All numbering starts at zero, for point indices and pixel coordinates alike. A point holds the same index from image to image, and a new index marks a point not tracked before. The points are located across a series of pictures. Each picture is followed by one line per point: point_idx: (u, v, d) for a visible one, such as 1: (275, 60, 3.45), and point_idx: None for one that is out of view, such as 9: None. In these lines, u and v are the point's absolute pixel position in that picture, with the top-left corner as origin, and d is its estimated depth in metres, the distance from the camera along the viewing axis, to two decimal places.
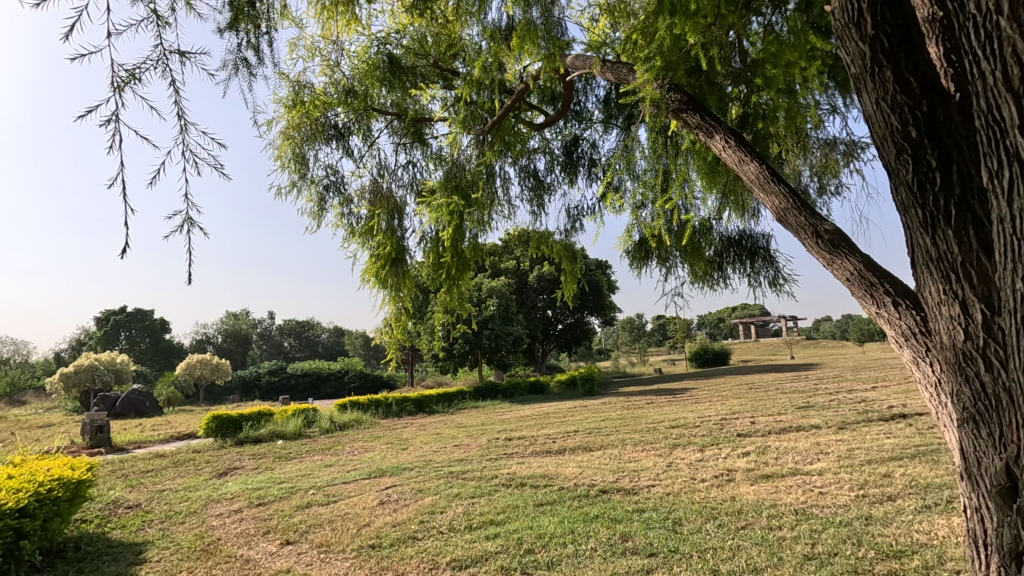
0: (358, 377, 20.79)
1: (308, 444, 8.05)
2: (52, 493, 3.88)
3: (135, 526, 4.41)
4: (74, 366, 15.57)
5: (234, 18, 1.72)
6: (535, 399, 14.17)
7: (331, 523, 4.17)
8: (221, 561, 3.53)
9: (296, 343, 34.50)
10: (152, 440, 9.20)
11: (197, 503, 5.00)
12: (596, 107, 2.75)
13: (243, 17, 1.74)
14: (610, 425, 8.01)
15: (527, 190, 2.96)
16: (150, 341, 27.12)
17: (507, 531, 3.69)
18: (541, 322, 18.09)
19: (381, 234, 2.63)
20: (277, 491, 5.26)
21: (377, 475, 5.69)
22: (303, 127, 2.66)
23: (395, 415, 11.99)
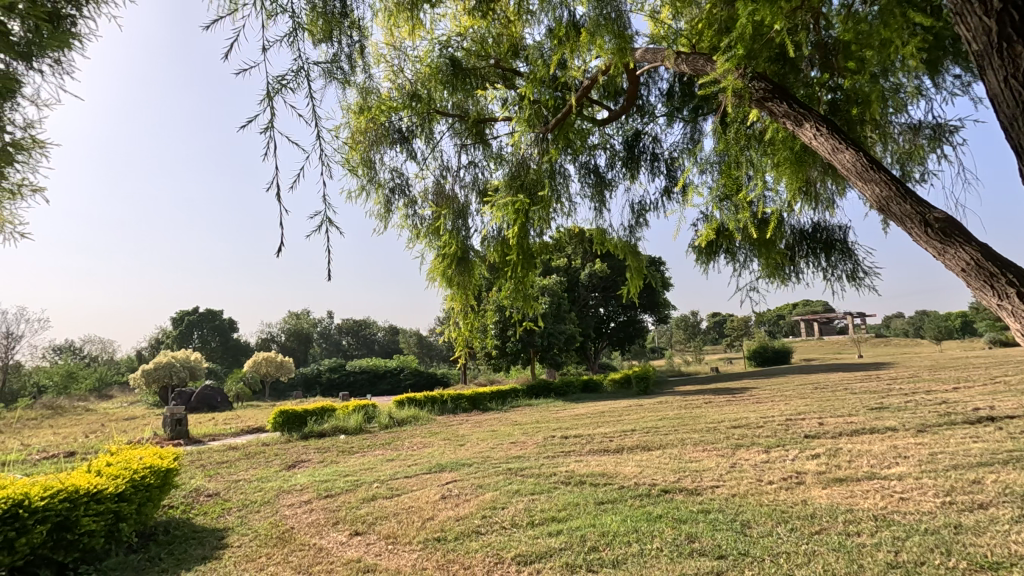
0: (413, 375, 21.30)
1: (369, 439, 8.31)
2: (145, 480, 4.19)
3: (216, 513, 4.69)
4: (154, 363, 16.71)
5: (328, 31, 1.79)
6: (589, 398, 14.07)
7: (396, 516, 4.29)
8: (296, 549, 3.70)
9: (353, 343, 35.66)
10: (225, 433, 9.75)
11: (270, 493, 5.26)
12: (659, 101, 2.68)
13: (338, 26, 1.82)
14: (669, 424, 7.85)
15: (588, 186, 2.95)
16: (220, 340, 28.71)
17: (570, 528, 3.69)
18: (594, 320, 17.95)
19: (447, 234, 2.69)
20: (343, 483, 5.47)
21: (438, 471, 5.80)
22: (368, 133, 2.72)
23: (450, 413, 12.19)
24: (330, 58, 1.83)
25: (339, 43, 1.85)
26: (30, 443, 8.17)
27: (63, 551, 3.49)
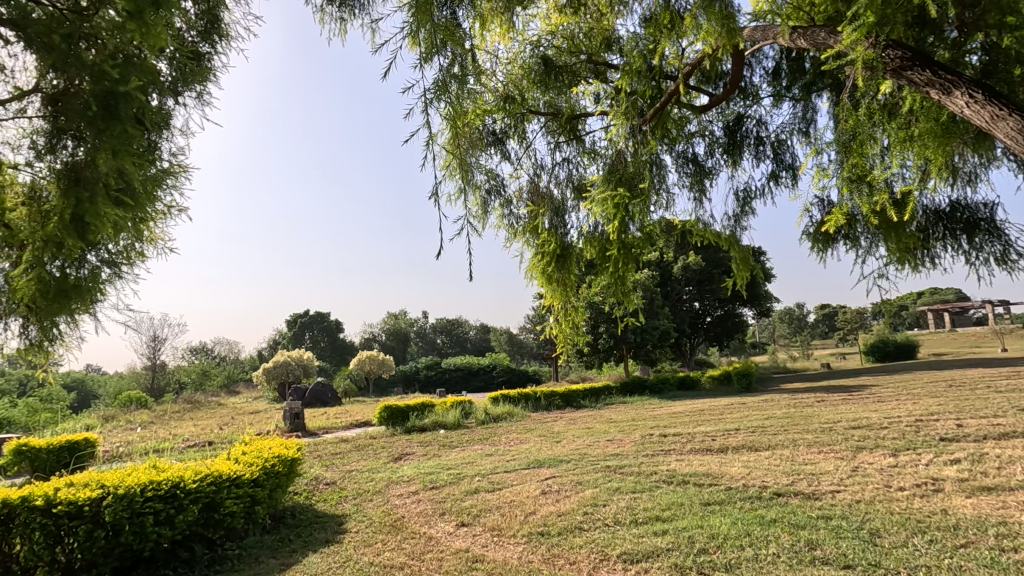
0: (506, 372, 21.74)
1: (468, 434, 8.57)
2: (275, 467, 4.63)
3: (334, 500, 5.07)
4: (274, 361, 18.37)
5: (441, 42, 1.87)
6: (687, 395, 13.57)
7: (499, 509, 4.40)
8: (408, 537, 3.91)
9: (448, 341, 36.99)
10: (336, 427, 10.48)
11: (381, 483, 5.60)
12: (764, 80, 2.53)
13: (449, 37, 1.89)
14: (777, 423, 7.38)
15: (686, 176, 2.84)
16: (328, 341, 30.92)
17: (676, 528, 3.59)
18: (689, 315, 17.31)
19: (545, 232, 2.70)
20: (447, 476, 5.69)
21: (536, 466, 5.88)
22: None
23: (544, 409, 12.26)
24: (442, 69, 1.90)
25: (446, 52, 1.92)
26: (177, 433, 9.27)
27: (212, 528, 3.94)
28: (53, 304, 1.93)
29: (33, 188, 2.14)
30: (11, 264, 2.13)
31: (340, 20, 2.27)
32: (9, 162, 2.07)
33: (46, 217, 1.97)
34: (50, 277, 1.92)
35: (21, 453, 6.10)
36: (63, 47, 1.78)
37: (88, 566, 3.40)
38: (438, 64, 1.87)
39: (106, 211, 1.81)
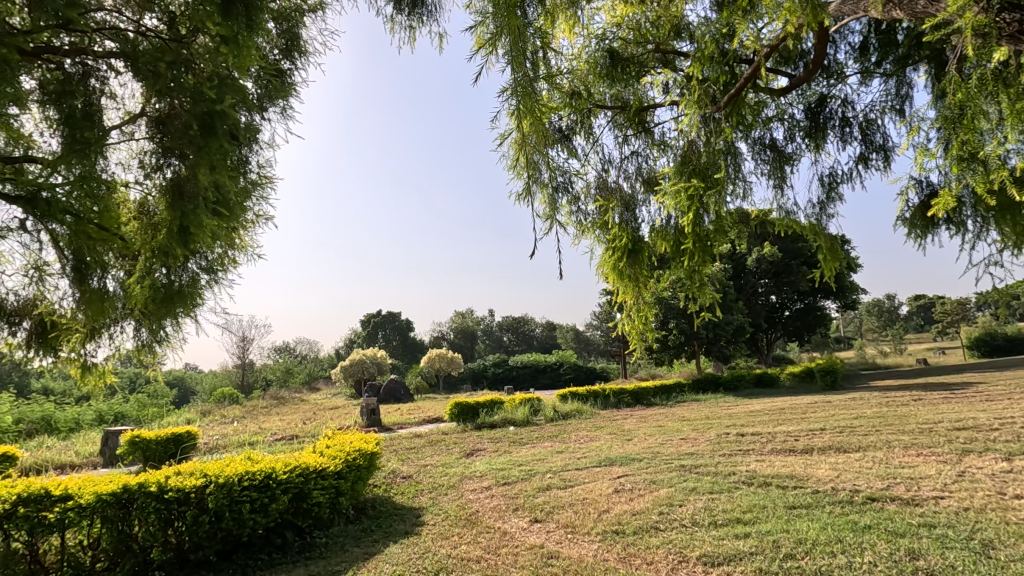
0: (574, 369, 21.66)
1: (537, 432, 8.62)
2: (356, 461, 4.87)
3: (411, 494, 5.26)
4: (350, 359, 19.24)
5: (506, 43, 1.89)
6: (765, 393, 12.95)
7: (572, 506, 4.39)
8: (484, 531, 3.99)
9: (515, 339, 37.32)
10: (410, 422, 10.85)
11: (455, 478, 5.75)
12: (850, 56, 2.37)
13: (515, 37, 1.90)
14: (868, 423, 6.89)
15: (764, 164, 2.71)
16: (399, 339, 31.98)
17: (759, 531, 3.44)
18: (765, 309, 16.52)
19: (615, 227, 2.67)
20: (519, 472, 5.74)
21: (608, 464, 5.82)
22: None
23: (613, 407, 12.11)
24: (508, 70, 1.92)
25: (512, 54, 1.93)
26: (266, 427, 9.92)
27: (301, 517, 4.19)
28: (162, 307, 2.13)
29: (142, 203, 2.37)
30: (126, 273, 2.37)
31: (410, 28, 2.34)
32: (123, 182, 2.31)
33: (155, 230, 2.18)
34: (158, 283, 2.12)
35: (135, 443, 6.75)
36: (166, 74, 1.95)
37: (195, 548, 3.72)
38: (506, 67, 1.90)
39: (206, 222, 1.97)
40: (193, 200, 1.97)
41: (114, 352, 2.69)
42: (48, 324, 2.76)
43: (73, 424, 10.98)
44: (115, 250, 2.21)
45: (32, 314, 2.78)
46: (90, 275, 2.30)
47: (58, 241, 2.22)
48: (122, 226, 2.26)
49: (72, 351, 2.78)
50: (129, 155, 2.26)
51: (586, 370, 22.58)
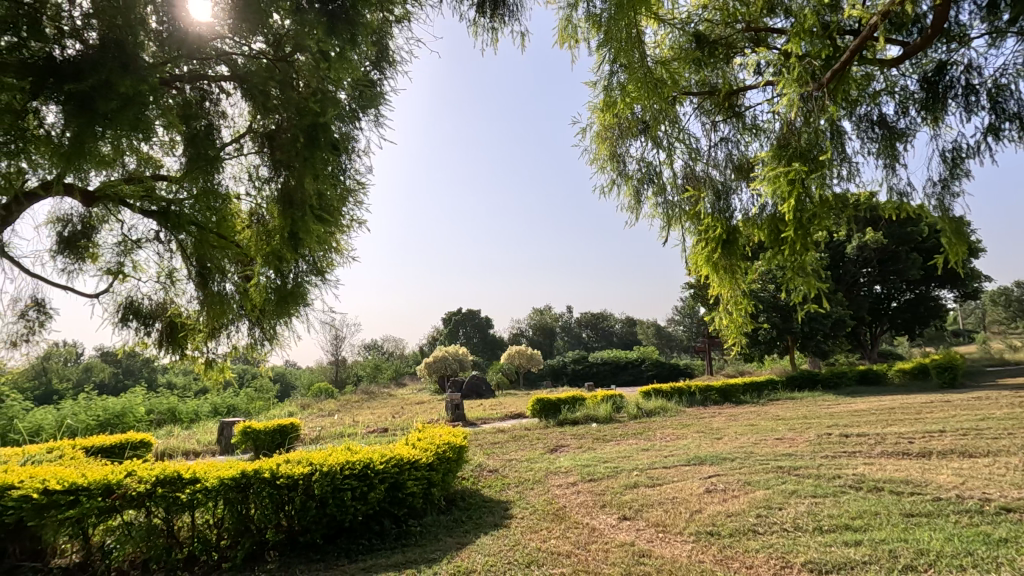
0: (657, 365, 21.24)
1: (621, 428, 8.50)
2: (446, 454, 5.04)
3: (498, 487, 5.36)
4: (434, 356, 19.91)
5: None
6: (870, 391, 11.96)
7: (662, 505, 4.29)
8: (572, 526, 3.99)
9: (594, 335, 36.97)
10: (493, 417, 11.07)
11: (540, 473, 5.79)
12: (975, 17, 2.14)
13: None
14: (998, 426, 6.17)
15: (872, 142, 2.52)
16: (479, 337, 32.65)
17: (872, 540, 3.20)
18: (869, 301, 15.26)
19: (707, 217, 2.58)
20: (604, 469, 5.69)
21: (697, 463, 5.63)
22: (613, 129, 2.84)
23: (700, 404, 11.69)
24: None
25: None
26: (359, 419, 10.48)
27: (397, 506, 4.38)
28: (280, 307, 2.32)
29: (253, 212, 2.58)
30: (241, 277, 2.58)
31: (493, 29, 2.37)
32: (238, 193, 2.53)
33: (267, 236, 2.36)
34: (271, 284, 2.29)
35: (246, 433, 7.37)
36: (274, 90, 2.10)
37: (304, 531, 4.01)
38: None
39: (314, 227, 2.13)
40: (301, 206, 2.12)
41: (232, 349, 2.94)
42: (176, 325, 3.08)
43: (194, 415, 12.20)
44: (233, 256, 2.42)
45: (162, 316, 3.09)
46: (212, 280, 2.53)
47: (185, 249, 2.47)
48: (237, 234, 2.47)
49: (196, 349, 3.08)
50: (240, 169, 2.46)
51: (668, 367, 21.96)
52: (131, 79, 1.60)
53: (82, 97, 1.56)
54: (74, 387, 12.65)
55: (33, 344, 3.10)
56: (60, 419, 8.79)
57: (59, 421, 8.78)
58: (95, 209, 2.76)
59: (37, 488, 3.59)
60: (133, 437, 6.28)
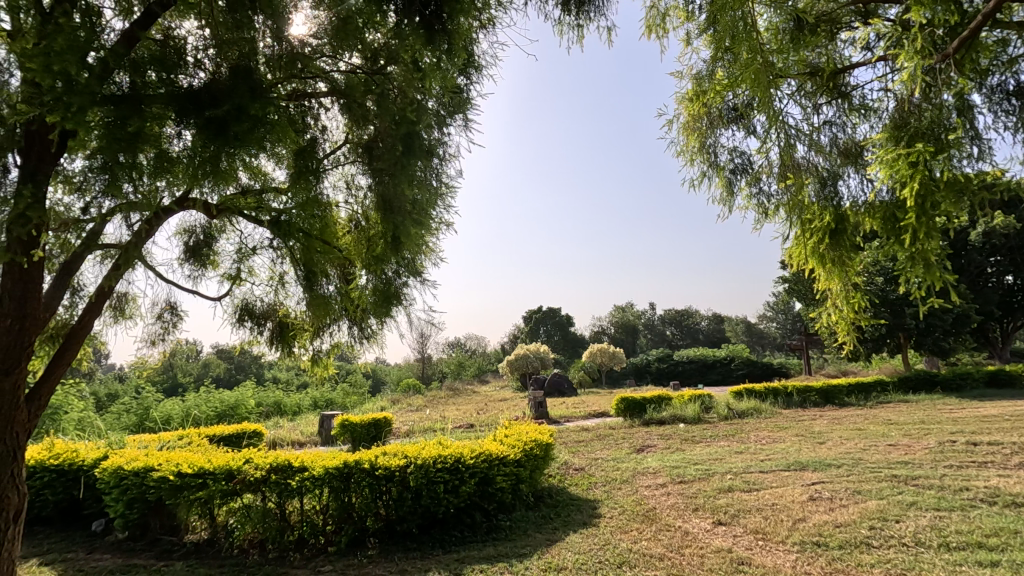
0: (747, 365, 20.47)
1: (711, 430, 8.16)
2: (534, 451, 5.08)
3: (585, 486, 5.33)
4: (516, 354, 20.15)
5: None
6: (1002, 395, 10.69)
7: (761, 511, 4.08)
8: (664, 528, 3.89)
9: (678, 333, 35.79)
10: (576, 415, 11.03)
11: (627, 473, 5.70)
12: None
13: None
14: None
15: (1008, 116, 2.23)
16: (560, 335, 32.60)
17: (1012, 561, 2.87)
18: (998, 293, 13.63)
19: (812, 207, 2.41)
20: (695, 471, 5.49)
21: (798, 468, 5.29)
22: (702, 119, 2.75)
23: (798, 405, 10.99)
24: None
25: None
26: (446, 415, 10.83)
27: (487, 500, 4.48)
28: (382, 306, 2.45)
29: (351, 219, 2.74)
30: (343, 280, 2.74)
31: (578, 27, 2.36)
32: (338, 200, 2.69)
33: (369, 241, 2.50)
34: (373, 287, 2.41)
35: (345, 425, 7.84)
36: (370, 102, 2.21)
37: (401, 520, 4.19)
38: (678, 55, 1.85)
39: (413, 232, 2.23)
40: (398, 211, 2.22)
41: (335, 347, 3.14)
42: (285, 325, 3.33)
43: (297, 408, 13.17)
44: (336, 260, 2.58)
45: (273, 317, 3.35)
46: (318, 283, 2.71)
47: (294, 255, 2.66)
48: (339, 239, 2.64)
49: (304, 347, 3.31)
50: (338, 179, 2.60)
51: (761, 366, 20.79)
52: (258, 103, 1.76)
53: (218, 121, 1.73)
54: (195, 381, 14.06)
55: (168, 343, 3.49)
56: (186, 410, 9.80)
57: (186, 411, 9.80)
58: (218, 220, 3.06)
59: (172, 470, 4.12)
60: (248, 427, 6.89)
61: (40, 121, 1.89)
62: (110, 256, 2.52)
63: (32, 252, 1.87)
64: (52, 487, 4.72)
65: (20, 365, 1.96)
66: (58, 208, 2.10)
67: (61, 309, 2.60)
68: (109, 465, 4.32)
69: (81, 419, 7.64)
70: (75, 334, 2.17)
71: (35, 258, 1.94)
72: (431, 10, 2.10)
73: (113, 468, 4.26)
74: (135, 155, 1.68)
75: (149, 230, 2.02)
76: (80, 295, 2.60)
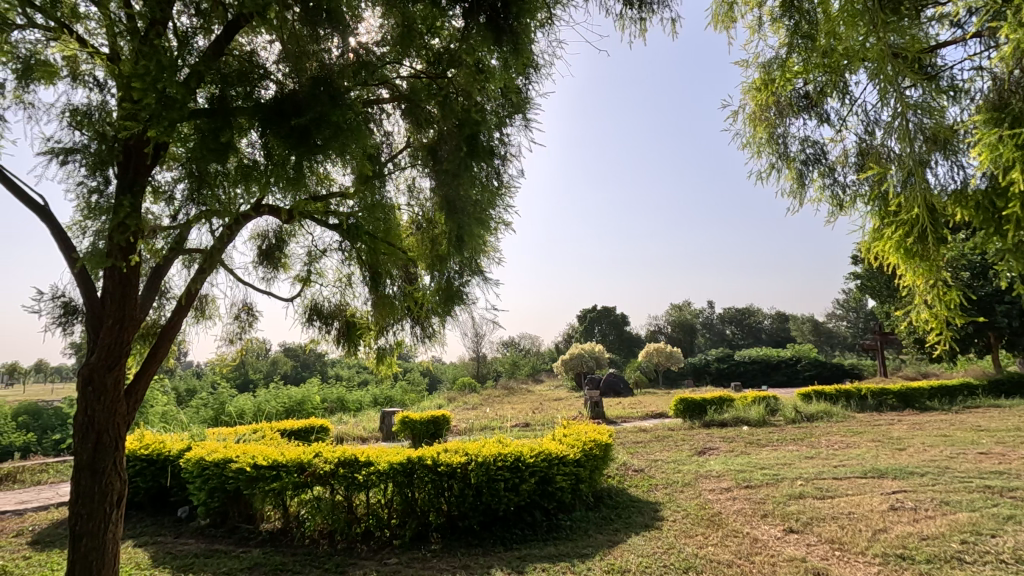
0: (814, 366, 19.62)
1: (778, 433, 7.83)
2: (593, 451, 5.02)
3: (646, 488, 5.24)
4: (571, 353, 20.03)
5: None
6: None
7: (836, 520, 3.87)
8: (731, 534, 3.76)
9: (740, 332, 34.53)
10: (634, 416, 10.86)
11: (689, 476, 5.55)
12: None
13: None
14: None
15: None
16: (615, 334, 32.15)
17: None
18: None
19: (896, 197, 2.26)
20: (762, 476, 5.28)
21: (876, 476, 4.98)
22: (770, 108, 2.63)
23: (873, 408, 10.36)
24: None
25: None
26: (501, 414, 10.91)
27: (547, 499, 4.48)
28: (444, 305, 2.49)
29: (414, 221, 2.81)
30: (405, 280, 2.81)
31: (641, 20, 2.31)
32: (401, 202, 2.75)
33: (434, 242, 2.55)
34: (437, 287, 2.46)
35: (405, 422, 8.04)
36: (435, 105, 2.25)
37: (462, 516, 4.26)
38: None
39: (477, 232, 2.26)
40: (461, 211, 2.25)
41: (397, 347, 3.22)
42: (351, 325, 3.45)
43: (359, 404, 13.65)
44: (399, 261, 2.64)
45: (340, 317, 3.48)
46: (382, 284, 2.79)
47: (361, 258, 2.75)
48: (402, 240, 2.71)
49: (368, 347, 3.42)
50: (400, 182, 2.67)
51: (829, 367, 19.76)
52: (338, 110, 1.84)
53: (301, 129, 1.81)
54: (265, 377, 14.82)
55: (244, 340, 3.69)
56: (257, 405, 10.36)
57: (258, 407, 10.35)
58: (289, 224, 3.21)
59: (249, 462, 4.36)
60: (315, 423, 7.19)
61: (137, 136, 2.05)
62: (194, 261, 2.69)
63: (130, 258, 2.03)
64: (143, 475, 5.11)
65: (120, 361, 2.14)
66: (150, 216, 2.26)
67: (151, 310, 2.80)
68: (193, 456, 4.62)
69: (166, 413, 8.21)
70: (166, 333, 2.33)
71: (132, 263, 2.11)
72: (497, 7, 2.11)
73: (196, 459, 4.56)
74: (224, 163, 1.80)
75: (230, 235, 2.14)
76: (168, 296, 2.79)
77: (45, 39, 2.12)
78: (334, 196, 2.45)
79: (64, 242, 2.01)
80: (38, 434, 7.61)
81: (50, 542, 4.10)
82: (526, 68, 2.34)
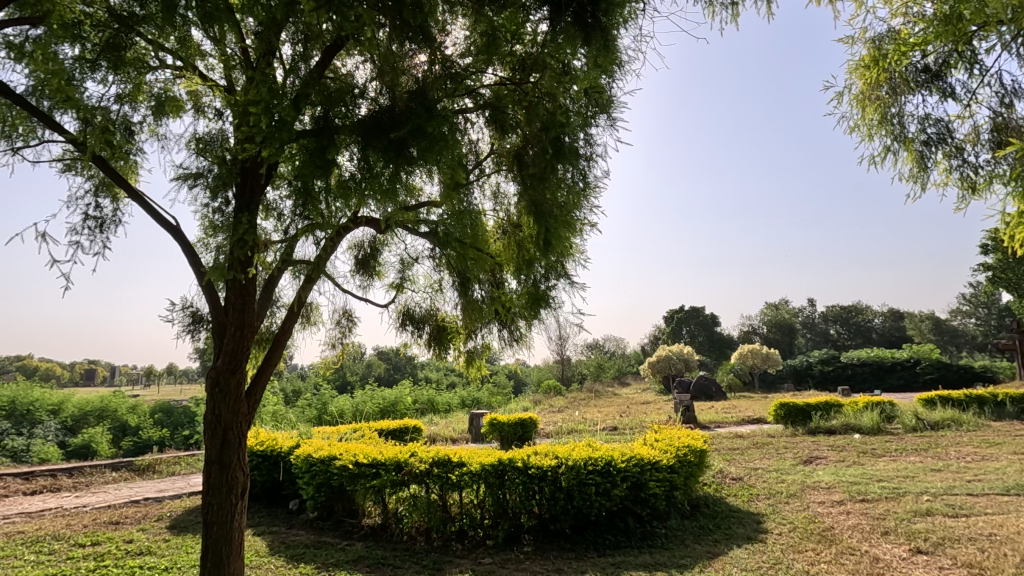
0: (937, 368, 17.76)
1: (896, 442, 7.12)
2: (687, 457, 4.82)
3: (746, 497, 4.96)
4: (658, 355, 19.44)
5: None
6: None
7: (974, 541, 3.45)
8: (847, 551, 3.46)
9: (845, 331, 31.97)
10: (728, 421, 10.32)
11: (795, 486, 5.18)
12: None
13: None
14: None
15: None
16: (705, 335, 30.78)
17: None
18: None
19: None
20: (880, 489, 4.81)
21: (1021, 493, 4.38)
22: (882, 86, 2.40)
23: (1013, 417, 9.17)
24: None
25: None
26: (588, 418, 10.77)
27: (640, 505, 4.38)
28: (530, 309, 2.49)
29: (499, 225, 2.84)
30: (491, 285, 2.84)
31: (732, 6, 2.20)
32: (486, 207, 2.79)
33: (521, 246, 2.56)
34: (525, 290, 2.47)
35: (493, 424, 8.16)
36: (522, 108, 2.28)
37: (554, 519, 4.25)
38: None
39: (564, 235, 2.24)
40: (548, 215, 2.25)
41: (485, 350, 3.27)
42: (442, 329, 3.55)
43: (448, 405, 14.05)
44: (487, 267, 2.68)
45: (431, 321, 3.58)
46: (470, 288, 2.85)
47: (449, 264, 2.82)
48: (489, 245, 2.74)
49: (458, 350, 3.50)
50: (486, 189, 2.71)
51: (956, 370, 17.72)
52: (433, 121, 1.91)
53: (399, 141, 1.90)
54: (361, 378, 15.65)
55: (343, 344, 3.91)
56: (356, 406, 10.98)
57: (356, 407, 10.94)
58: (383, 233, 3.37)
59: (351, 460, 4.62)
60: (408, 423, 7.48)
61: (252, 157, 2.25)
62: (301, 271, 2.90)
63: (247, 270, 2.21)
64: (259, 469, 5.56)
65: (241, 364, 2.33)
66: (263, 230, 2.45)
67: (265, 317, 3.04)
68: (301, 453, 4.96)
69: (276, 412, 8.91)
70: (279, 339, 2.51)
71: (249, 275, 2.30)
72: (584, 5, 2.12)
73: (304, 455, 4.90)
74: (327, 178, 1.92)
75: (332, 246, 2.27)
76: (279, 305, 3.01)
77: (173, 77, 2.37)
78: (424, 204, 2.53)
79: (192, 257, 2.22)
80: (170, 430, 8.49)
81: (184, 527, 4.56)
82: (611, 67, 2.30)
